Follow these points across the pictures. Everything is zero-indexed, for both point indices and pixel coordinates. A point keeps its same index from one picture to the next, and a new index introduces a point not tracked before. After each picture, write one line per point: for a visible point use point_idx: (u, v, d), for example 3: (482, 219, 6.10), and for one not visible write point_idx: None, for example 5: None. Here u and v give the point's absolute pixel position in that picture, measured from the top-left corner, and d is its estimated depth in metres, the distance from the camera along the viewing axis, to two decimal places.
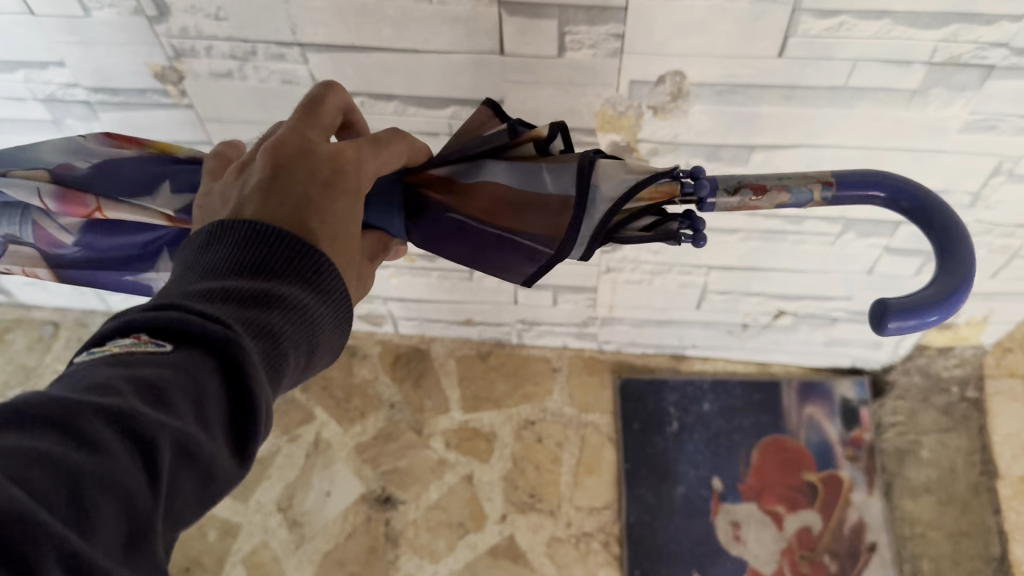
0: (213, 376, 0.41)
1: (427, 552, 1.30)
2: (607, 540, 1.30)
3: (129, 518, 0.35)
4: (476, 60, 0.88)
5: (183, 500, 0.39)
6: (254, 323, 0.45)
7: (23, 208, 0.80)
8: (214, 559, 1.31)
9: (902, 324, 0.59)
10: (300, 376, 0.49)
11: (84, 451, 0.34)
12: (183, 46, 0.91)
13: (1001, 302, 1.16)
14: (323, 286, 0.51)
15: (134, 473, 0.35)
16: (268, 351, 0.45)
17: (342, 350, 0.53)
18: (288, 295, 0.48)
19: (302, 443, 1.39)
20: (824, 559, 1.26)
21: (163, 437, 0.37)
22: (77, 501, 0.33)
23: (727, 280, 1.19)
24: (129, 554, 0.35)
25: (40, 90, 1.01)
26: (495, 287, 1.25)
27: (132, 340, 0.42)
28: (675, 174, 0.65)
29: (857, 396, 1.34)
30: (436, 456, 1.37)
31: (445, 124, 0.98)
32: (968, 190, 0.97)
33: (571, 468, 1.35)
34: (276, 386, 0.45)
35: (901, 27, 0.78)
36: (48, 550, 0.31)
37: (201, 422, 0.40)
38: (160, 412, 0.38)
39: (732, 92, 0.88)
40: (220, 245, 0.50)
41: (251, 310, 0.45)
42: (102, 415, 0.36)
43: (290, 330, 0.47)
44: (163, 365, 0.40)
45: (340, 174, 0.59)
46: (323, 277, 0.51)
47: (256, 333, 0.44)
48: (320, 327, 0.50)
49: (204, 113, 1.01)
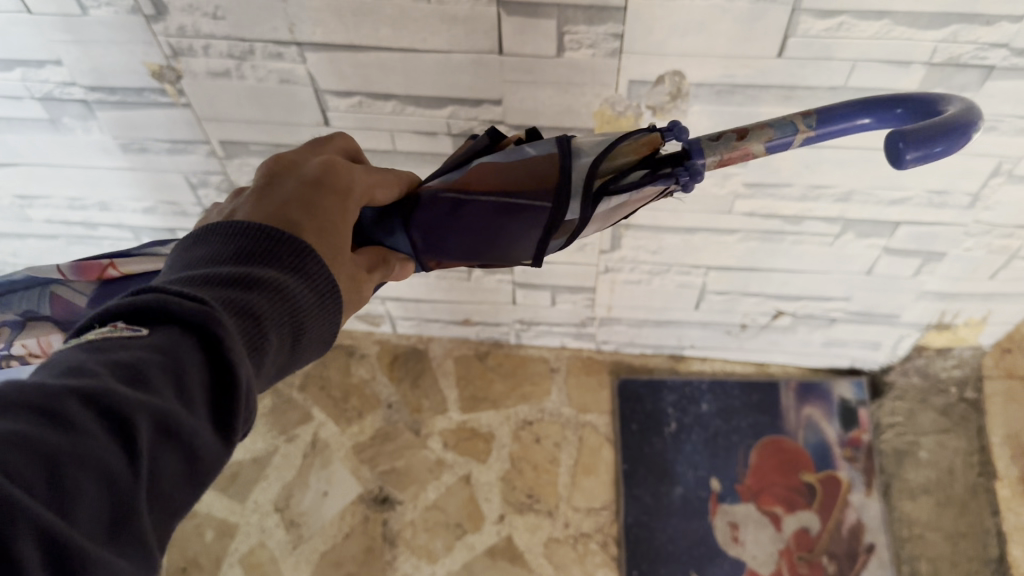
0: (194, 355, 0.39)
1: (425, 552, 1.30)
2: (605, 541, 1.30)
3: (111, 497, 0.34)
4: (475, 59, 0.88)
5: (170, 482, 0.37)
6: (236, 303, 0.43)
7: (41, 283, 0.82)
8: (211, 558, 1.30)
9: (921, 151, 0.58)
10: (284, 362, 0.47)
11: (59, 432, 0.34)
12: (180, 45, 0.91)
13: (999, 303, 1.16)
14: (306, 272, 0.50)
15: (112, 450, 0.34)
16: (251, 333, 0.43)
17: (329, 339, 0.52)
18: (271, 278, 0.47)
19: (299, 443, 1.39)
20: (822, 560, 1.26)
21: (140, 413, 0.36)
22: (54, 483, 0.32)
23: (725, 280, 1.18)
24: (113, 535, 0.34)
25: (37, 88, 1.00)
26: (494, 287, 1.25)
27: (108, 327, 0.40)
28: (653, 128, 0.70)
29: (856, 397, 1.35)
30: (434, 456, 1.37)
31: (443, 124, 0.98)
32: (967, 191, 0.96)
33: (570, 468, 1.35)
34: (260, 370, 0.44)
35: (901, 27, 0.78)
36: (23, 529, 0.30)
37: (183, 400, 0.38)
38: (137, 390, 0.37)
39: (731, 93, 0.88)
40: (204, 238, 0.49)
41: (232, 293, 0.44)
42: (78, 395, 0.35)
43: (273, 312, 0.45)
44: (139, 348, 0.38)
45: (331, 175, 0.62)
46: (305, 263, 0.50)
47: (238, 313, 0.42)
48: (304, 312, 0.48)
49: (203, 113, 1.01)
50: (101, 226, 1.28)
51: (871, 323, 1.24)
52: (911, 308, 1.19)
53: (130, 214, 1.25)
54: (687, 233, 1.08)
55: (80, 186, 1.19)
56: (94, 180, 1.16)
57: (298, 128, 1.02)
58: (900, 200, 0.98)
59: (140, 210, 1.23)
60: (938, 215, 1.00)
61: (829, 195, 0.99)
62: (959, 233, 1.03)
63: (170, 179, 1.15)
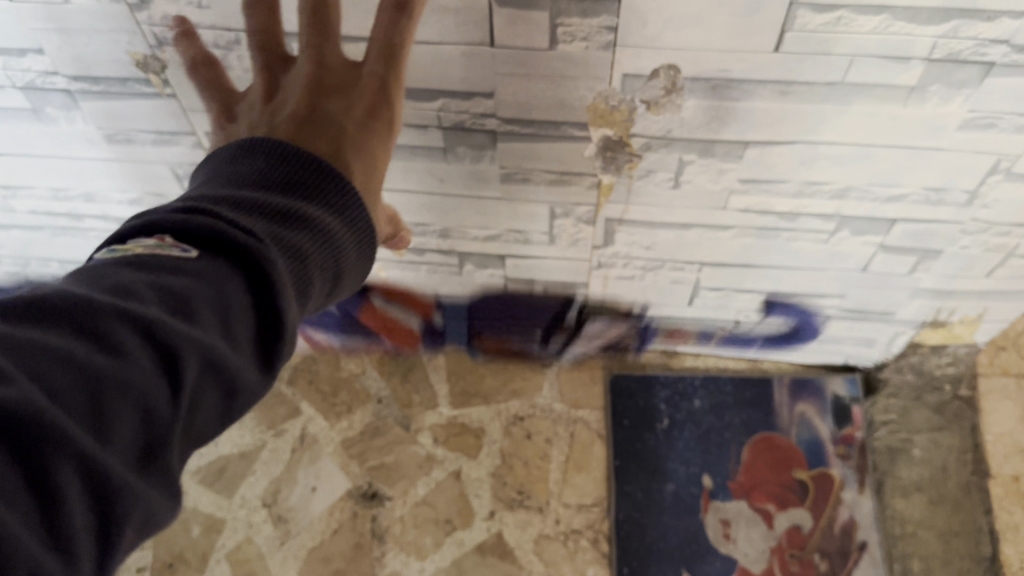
0: (238, 286, 0.48)
1: (414, 549, 1.28)
2: (596, 538, 1.29)
3: (145, 425, 0.41)
4: (466, 52, 0.86)
5: (204, 411, 0.45)
6: (281, 241, 0.51)
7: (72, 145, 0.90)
8: (198, 554, 1.29)
9: None
10: (322, 293, 0.57)
11: (107, 357, 0.40)
12: (165, 35, 0.89)
13: (995, 301, 1.15)
14: (341, 215, 0.58)
15: (156, 380, 0.41)
16: (294, 266, 0.51)
17: (362, 274, 0.61)
18: (308, 218, 0.55)
19: (288, 438, 1.37)
20: (813, 558, 1.25)
21: (186, 347, 0.43)
22: (97, 403, 0.39)
23: (718, 276, 1.17)
24: (146, 459, 0.41)
25: (18, 77, 0.98)
26: (484, 281, 1.25)
27: (157, 242, 0.48)
28: None
29: (849, 394, 1.35)
30: (425, 451, 1.35)
31: (433, 117, 0.95)
32: (964, 188, 0.95)
33: (562, 459, 1.34)
34: (298, 304, 0.52)
35: (900, 23, 0.76)
36: (67, 456, 0.37)
37: (224, 333, 0.46)
38: (186, 322, 0.44)
39: (727, 87, 0.86)
40: (240, 175, 0.57)
41: (276, 230, 0.52)
42: (128, 321, 0.42)
43: (313, 250, 0.54)
44: (187, 274, 0.46)
45: (364, 132, 0.70)
46: (337, 207, 0.58)
47: (282, 251, 0.51)
48: (339, 250, 0.57)
49: (188, 104, 0.99)
50: (86, 218, 1.25)
51: (866, 320, 1.23)
52: (906, 305, 1.19)
53: (115, 205, 1.21)
54: (680, 228, 1.08)
55: (63, 177, 1.16)
56: (77, 170, 1.14)
57: None
58: (897, 197, 0.98)
59: (126, 201, 1.20)
60: (935, 212, 0.99)
61: (825, 191, 0.99)
62: (955, 230, 1.02)
63: (156, 171, 1.13)
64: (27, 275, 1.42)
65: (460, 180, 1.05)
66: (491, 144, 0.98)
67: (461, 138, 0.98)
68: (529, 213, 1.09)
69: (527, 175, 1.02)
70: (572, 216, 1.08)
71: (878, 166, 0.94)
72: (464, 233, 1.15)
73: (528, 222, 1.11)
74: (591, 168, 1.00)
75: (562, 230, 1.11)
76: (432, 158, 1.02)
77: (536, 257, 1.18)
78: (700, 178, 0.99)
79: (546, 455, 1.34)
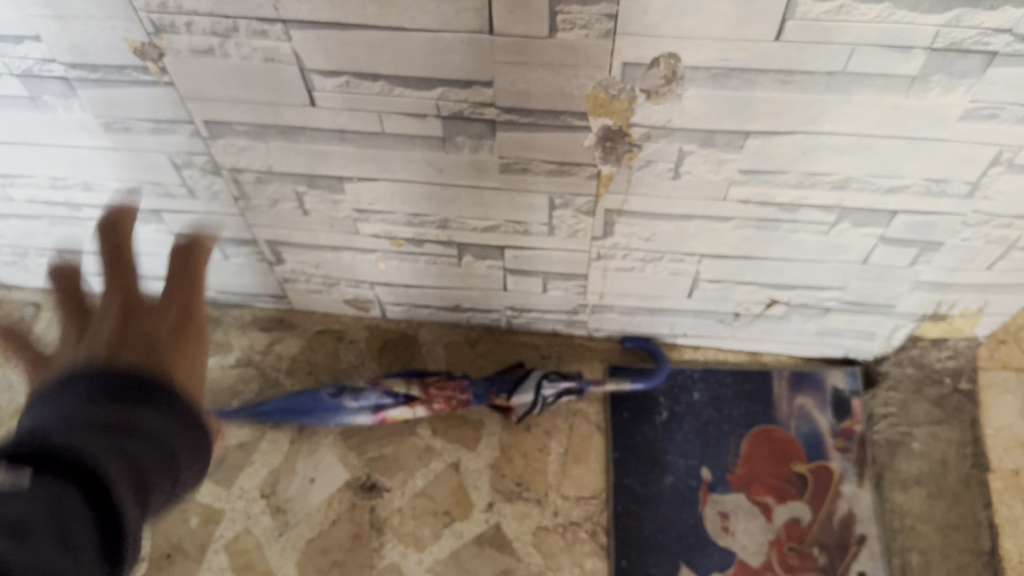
0: (78, 508, 0.43)
1: (412, 540, 1.26)
2: (595, 530, 1.26)
3: None
4: (465, 39, 0.85)
5: None
6: (118, 454, 0.47)
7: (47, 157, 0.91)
8: (196, 544, 1.25)
9: None
10: (162, 508, 0.51)
11: None
12: (162, 22, 0.89)
13: (995, 294, 1.16)
14: (188, 414, 0.54)
15: None
16: (136, 480, 0.47)
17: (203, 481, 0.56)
18: (151, 418, 0.51)
19: (286, 429, 1.35)
20: (813, 551, 1.24)
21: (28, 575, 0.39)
22: None
23: (718, 269, 1.17)
24: None
25: (15, 64, 0.98)
26: (484, 273, 1.25)
27: None
28: None
29: (848, 387, 1.35)
30: (423, 443, 1.34)
31: (432, 106, 0.94)
32: (966, 179, 0.95)
33: (556, 387, 1.31)
34: (139, 525, 0.47)
35: (902, 11, 0.76)
36: None
37: (68, 551, 0.42)
38: (19, 547, 0.40)
39: (727, 77, 0.85)
40: (70, 383, 0.51)
41: (117, 441, 0.47)
42: None
43: (156, 460, 0.49)
44: (24, 502, 0.41)
45: (195, 320, 0.64)
46: (186, 405, 0.54)
47: (122, 470, 0.47)
48: (186, 456, 0.53)
49: (186, 92, 0.98)
50: (85, 208, 1.23)
51: (866, 312, 1.23)
52: (906, 298, 1.18)
53: (114, 194, 1.19)
54: (680, 219, 1.08)
55: (61, 166, 1.15)
56: (75, 160, 1.13)
57: (284, 109, 0.98)
58: (899, 188, 0.97)
59: (124, 191, 1.18)
60: (936, 204, 0.99)
61: (826, 181, 0.98)
62: (956, 222, 1.02)
63: (154, 160, 1.11)
64: (26, 266, 1.42)
65: (458, 170, 1.04)
66: (489, 133, 0.97)
67: (461, 126, 0.97)
68: (528, 204, 1.08)
69: (526, 165, 1.02)
70: (572, 207, 1.08)
71: (879, 158, 0.94)
72: (462, 224, 1.14)
73: (527, 212, 1.10)
74: (590, 158, 0.99)
75: (562, 221, 1.11)
76: (431, 148, 1.01)
77: (535, 248, 1.17)
78: (700, 168, 0.98)
79: (540, 381, 1.30)
